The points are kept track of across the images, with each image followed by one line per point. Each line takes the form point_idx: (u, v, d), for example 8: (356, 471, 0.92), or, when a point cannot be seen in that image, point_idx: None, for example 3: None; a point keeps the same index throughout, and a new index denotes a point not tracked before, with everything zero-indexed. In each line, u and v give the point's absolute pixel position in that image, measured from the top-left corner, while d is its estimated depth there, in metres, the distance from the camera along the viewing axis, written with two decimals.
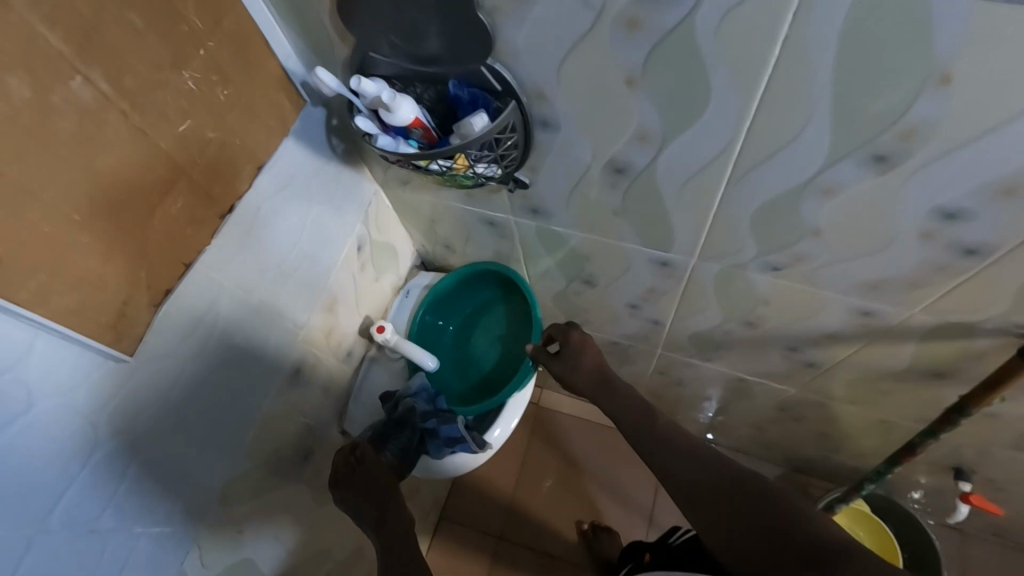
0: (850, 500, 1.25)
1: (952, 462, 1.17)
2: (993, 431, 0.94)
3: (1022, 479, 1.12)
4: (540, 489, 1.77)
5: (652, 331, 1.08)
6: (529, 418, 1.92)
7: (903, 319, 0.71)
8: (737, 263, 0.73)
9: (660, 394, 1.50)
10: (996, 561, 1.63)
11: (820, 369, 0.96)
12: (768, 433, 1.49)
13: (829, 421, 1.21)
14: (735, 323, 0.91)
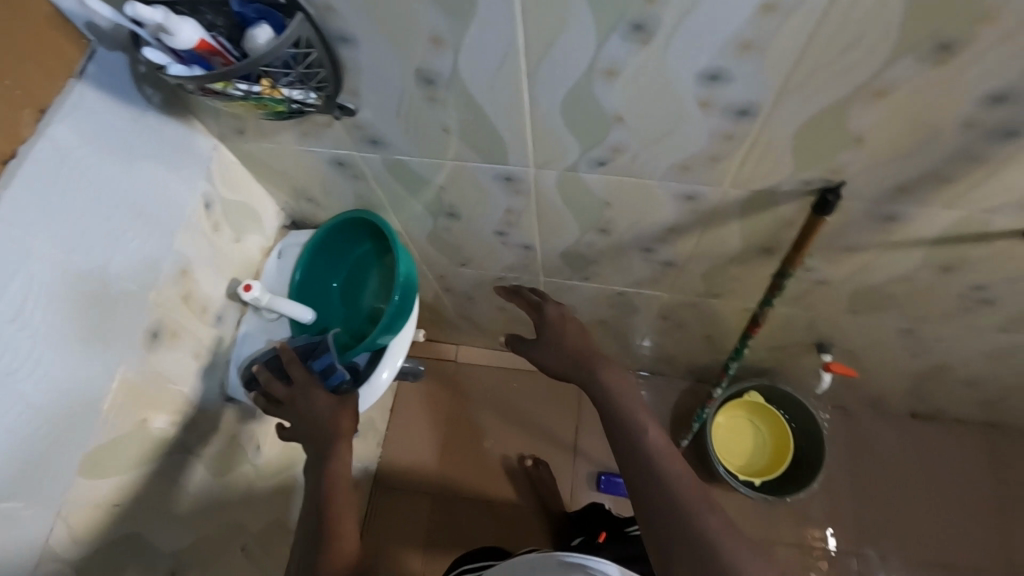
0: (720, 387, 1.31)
1: (814, 339, 1.30)
2: (829, 297, 1.06)
3: (869, 343, 1.27)
4: (465, 447, 1.86)
5: (527, 257, 1.12)
6: (449, 376, 1.95)
7: (720, 197, 0.78)
8: (569, 167, 0.78)
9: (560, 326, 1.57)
10: (876, 428, 1.84)
11: (677, 266, 1.04)
12: (664, 347, 1.59)
13: (706, 321, 1.31)
14: (592, 232, 0.97)
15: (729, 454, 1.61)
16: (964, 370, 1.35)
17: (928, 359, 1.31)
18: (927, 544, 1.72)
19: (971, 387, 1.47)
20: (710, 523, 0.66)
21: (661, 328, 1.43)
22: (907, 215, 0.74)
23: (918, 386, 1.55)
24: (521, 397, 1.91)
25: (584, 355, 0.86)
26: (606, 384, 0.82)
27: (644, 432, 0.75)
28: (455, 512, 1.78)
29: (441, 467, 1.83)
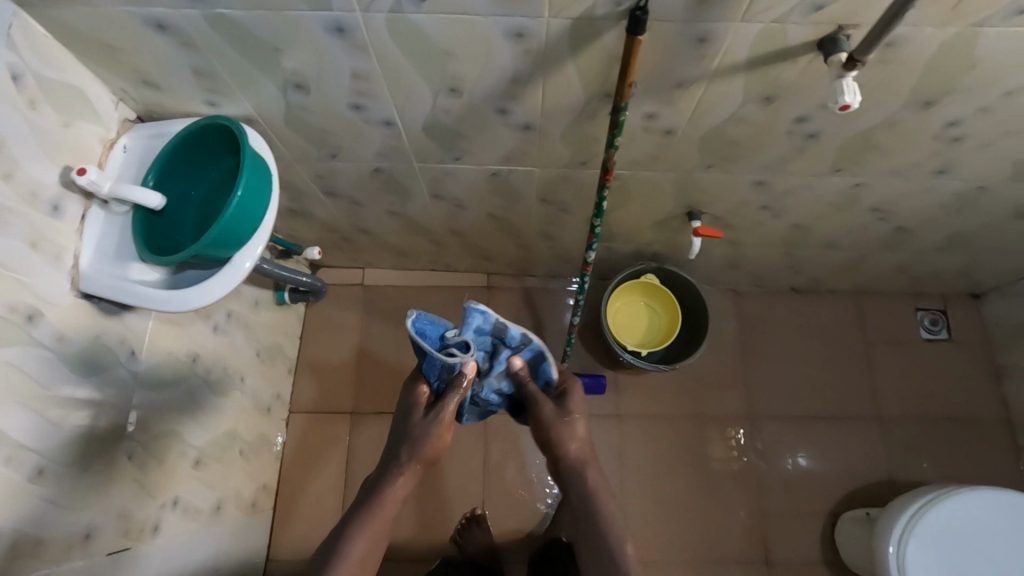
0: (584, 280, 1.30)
1: (685, 208, 1.38)
2: (681, 152, 1.11)
3: (733, 206, 1.35)
4: (383, 368, 1.88)
5: (393, 138, 1.11)
6: (358, 300, 1.94)
7: (546, 31, 0.81)
8: (392, 6, 0.78)
9: (455, 230, 1.59)
10: (763, 304, 1.98)
11: (536, 131, 1.06)
12: (557, 243, 1.64)
13: (585, 201, 1.36)
14: (444, 96, 0.97)
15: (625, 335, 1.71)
16: (820, 229, 1.47)
17: (788, 219, 1.41)
18: (811, 404, 1.89)
19: (833, 249, 1.61)
20: None
21: (549, 218, 1.47)
22: (717, 33, 0.79)
23: (789, 255, 1.67)
24: (431, 313, 1.93)
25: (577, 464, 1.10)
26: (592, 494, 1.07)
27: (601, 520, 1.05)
28: (374, 431, 1.81)
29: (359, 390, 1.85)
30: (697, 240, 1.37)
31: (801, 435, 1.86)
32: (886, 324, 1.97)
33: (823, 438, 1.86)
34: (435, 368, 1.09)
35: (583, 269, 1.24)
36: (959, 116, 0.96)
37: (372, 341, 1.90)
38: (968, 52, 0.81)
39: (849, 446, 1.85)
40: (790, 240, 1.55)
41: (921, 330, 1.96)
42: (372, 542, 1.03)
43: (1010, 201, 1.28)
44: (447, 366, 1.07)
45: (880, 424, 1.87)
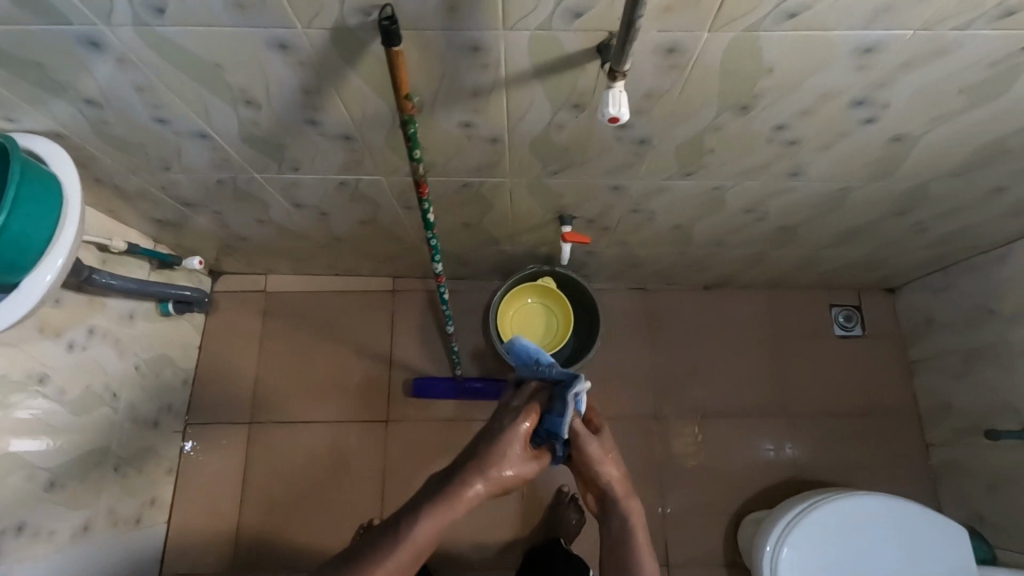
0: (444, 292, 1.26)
1: (555, 213, 1.34)
2: (518, 158, 1.07)
3: (601, 210, 1.31)
4: (283, 376, 1.85)
5: (216, 150, 1.07)
6: (259, 306, 1.90)
7: (308, 42, 0.76)
8: (133, 19, 0.73)
9: (336, 236, 1.54)
10: (673, 302, 1.95)
11: (358, 141, 1.02)
12: (444, 247, 1.60)
13: (449, 206, 1.31)
14: (244, 109, 0.92)
15: (518, 339, 1.66)
16: (701, 230, 1.43)
17: (664, 220, 1.37)
18: (720, 402, 1.87)
19: (726, 249, 1.57)
20: None
21: (423, 224, 1.43)
22: (487, 41, 0.75)
23: (685, 255, 1.64)
24: (335, 318, 1.90)
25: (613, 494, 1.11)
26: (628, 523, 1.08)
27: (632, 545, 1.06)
28: (274, 440, 1.78)
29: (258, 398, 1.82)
30: (566, 245, 1.33)
31: (708, 435, 1.84)
32: (799, 320, 1.94)
33: (730, 436, 1.84)
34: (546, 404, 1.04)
35: (436, 282, 1.21)
36: (782, 119, 0.92)
37: (273, 348, 1.87)
38: (757, 56, 0.77)
39: (756, 445, 1.83)
40: (677, 240, 1.51)
41: (834, 326, 1.93)
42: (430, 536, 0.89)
43: (878, 201, 1.24)
44: (550, 402, 1.04)
45: (788, 421, 1.85)
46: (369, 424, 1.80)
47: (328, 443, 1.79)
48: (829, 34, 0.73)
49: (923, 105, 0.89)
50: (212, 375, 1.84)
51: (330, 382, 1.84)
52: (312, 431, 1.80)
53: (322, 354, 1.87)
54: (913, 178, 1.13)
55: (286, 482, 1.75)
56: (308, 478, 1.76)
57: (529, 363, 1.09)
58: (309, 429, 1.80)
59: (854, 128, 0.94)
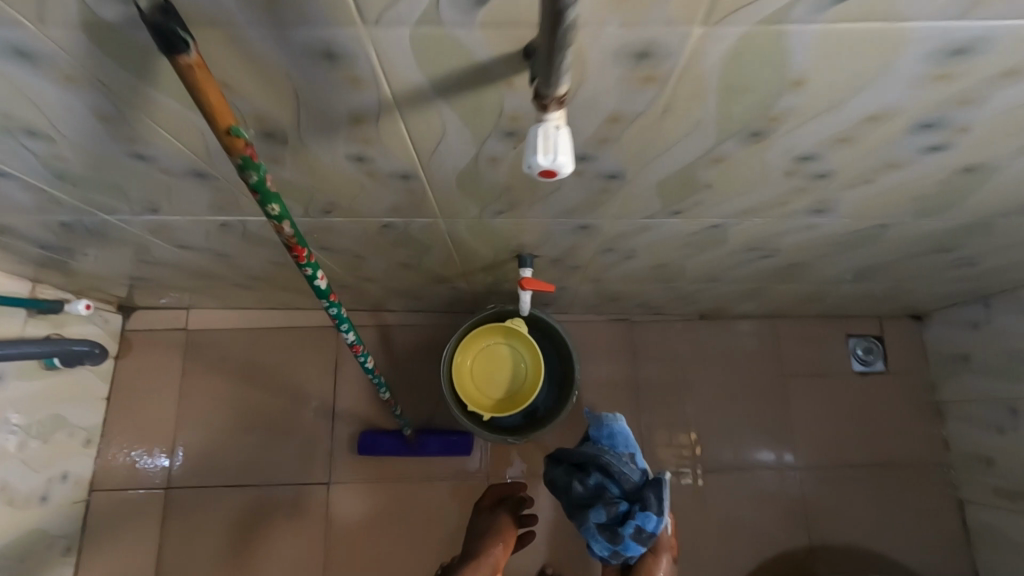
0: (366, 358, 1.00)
1: (511, 253, 1.05)
2: (442, 195, 0.78)
3: (568, 249, 1.02)
4: (207, 431, 1.57)
5: (32, 191, 0.78)
6: (179, 346, 1.62)
7: (64, 49, 0.48)
8: None
9: (250, 276, 1.26)
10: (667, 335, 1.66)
11: (218, 180, 0.74)
12: (381, 285, 1.31)
13: (372, 247, 1.02)
14: (33, 142, 0.64)
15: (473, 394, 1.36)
16: (695, 267, 1.14)
17: (650, 257, 1.08)
18: (719, 454, 1.59)
19: (727, 283, 1.29)
20: None
21: (347, 264, 1.14)
22: (342, 43, 0.47)
23: (676, 290, 1.35)
24: (268, 361, 1.62)
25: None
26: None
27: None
28: (196, 508, 1.51)
29: (177, 457, 1.54)
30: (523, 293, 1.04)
31: (709, 495, 1.56)
32: (812, 355, 1.66)
33: (733, 496, 1.56)
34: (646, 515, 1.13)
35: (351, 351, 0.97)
36: (806, 148, 0.64)
37: (197, 398, 1.59)
38: (778, 60, 0.49)
39: (761, 504, 1.56)
40: (667, 276, 1.22)
41: (853, 361, 1.66)
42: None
43: (924, 236, 0.95)
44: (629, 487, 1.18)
45: (798, 474, 1.58)
46: (306, 487, 1.54)
47: (259, 509, 1.52)
48: (894, 27, 0.45)
49: (1015, 126, 0.60)
50: (124, 432, 1.56)
51: (262, 437, 1.57)
52: (240, 495, 1.53)
53: (254, 404, 1.59)
54: (976, 213, 0.85)
55: (207, 559, 1.48)
56: (234, 552, 1.49)
57: (622, 449, 1.23)
58: (236, 494, 1.53)
59: (910, 158, 0.66)
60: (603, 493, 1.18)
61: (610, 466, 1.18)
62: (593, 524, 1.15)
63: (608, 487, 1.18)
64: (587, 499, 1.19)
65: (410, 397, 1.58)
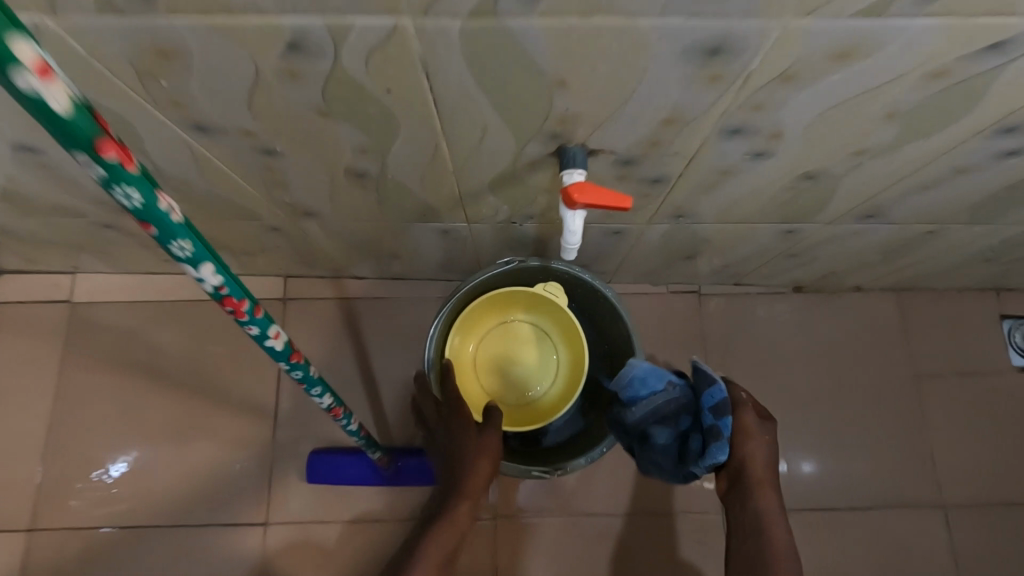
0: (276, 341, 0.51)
1: (544, 141, 0.57)
2: None
3: (653, 127, 0.54)
4: (99, 448, 1.11)
5: None
6: (61, 328, 1.15)
7: None
8: None
9: (119, 209, 0.79)
10: (748, 316, 1.17)
11: None
12: (331, 227, 0.83)
13: (287, 125, 0.55)
14: None
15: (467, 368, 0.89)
16: (866, 182, 0.66)
17: (801, 155, 0.59)
18: (826, 485, 1.11)
19: (887, 223, 0.79)
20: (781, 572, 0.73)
21: (263, 177, 0.66)
22: None
23: (792, 239, 0.87)
24: (188, 348, 1.15)
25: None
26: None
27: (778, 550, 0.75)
28: (77, 556, 1.06)
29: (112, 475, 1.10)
30: (573, 212, 0.55)
31: (816, 547, 1.07)
32: (959, 345, 1.16)
33: (851, 549, 1.07)
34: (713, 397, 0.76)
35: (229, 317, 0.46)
36: None
37: (84, 399, 1.13)
38: None
39: (896, 561, 1.06)
40: (800, 206, 0.74)
41: (1014, 353, 1.16)
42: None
43: None
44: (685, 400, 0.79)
45: (950, 518, 1.08)
46: (236, 527, 1.08)
47: (170, 558, 1.07)
48: None
49: None
50: None
51: (177, 455, 1.11)
52: (143, 539, 1.08)
53: (166, 408, 1.13)
54: None
55: None
56: None
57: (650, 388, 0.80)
58: (138, 536, 1.08)
59: None
60: (674, 441, 0.79)
61: (655, 414, 0.79)
62: (699, 458, 0.76)
63: (674, 432, 0.79)
64: (672, 466, 0.80)
65: (386, 399, 1.11)
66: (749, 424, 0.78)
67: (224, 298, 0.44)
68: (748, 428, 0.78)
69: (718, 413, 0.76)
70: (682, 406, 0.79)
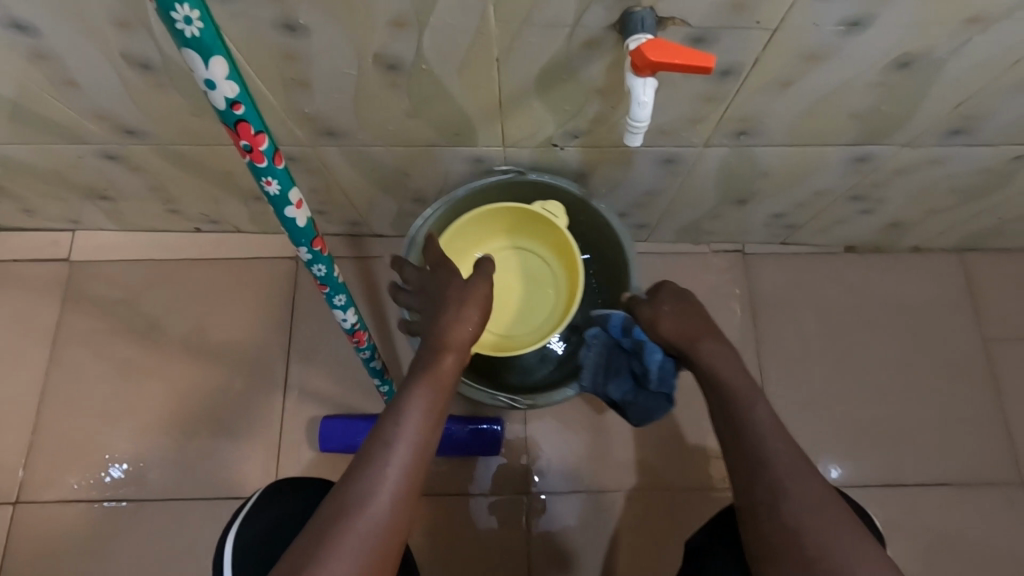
0: (297, 209, 0.47)
1: (612, 5, 0.49)
2: None
3: None
4: (96, 416, 1.03)
5: None
6: (58, 289, 1.08)
7: None
8: None
9: (121, 130, 0.72)
10: (798, 277, 1.08)
11: None
12: (352, 153, 0.75)
13: None
14: None
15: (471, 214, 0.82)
16: (970, 71, 0.57)
17: (907, 22, 0.51)
18: (890, 460, 1.01)
19: (977, 143, 0.71)
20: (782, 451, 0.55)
21: (281, 71, 0.59)
22: None
23: (861, 170, 0.78)
24: (194, 310, 1.08)
25: (800, 524, 0.52)
26: (840, 550, 0.50)
27: (772, 453, 0.55)
28: (73, 532, 0.99)
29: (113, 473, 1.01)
30: (643, 79, 0.48)
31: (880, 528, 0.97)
32: None
33: (920, 531, 0.97)
34: (620, 325, 0.72)
35: (243, 157, 0.41)
36: None
37: (82, 364, 1.06)
38: None
39: (971, 544, 0.96)
40: (884, 117, 0.65)
41: None
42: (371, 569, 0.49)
43: None
44: (611, 342, 0.74)
45: None
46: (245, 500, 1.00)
47: (172, 534, 0.99)
48: None
49: None
50: None
51: (180, 424, 1.04)
52: (144, 514, 1.00)
53: (170, 373, 1.06)
54: None
55: None
56: None
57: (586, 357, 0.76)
58: (138, 512, 1.00)
59: None
60: (634, 380, 0.74)
61: (605, 371, 0.75)
62: (648, 377, 0.71)
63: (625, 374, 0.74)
64: (651, 402, 0.74)
65: (406, 366, 1.03)
66: (667, 326, 0.65)
67: (239, 124, 0.39)
68: (661, 323, 0.65)
69: (626, 330, 0.72)
70: (613, 349, 0.74)
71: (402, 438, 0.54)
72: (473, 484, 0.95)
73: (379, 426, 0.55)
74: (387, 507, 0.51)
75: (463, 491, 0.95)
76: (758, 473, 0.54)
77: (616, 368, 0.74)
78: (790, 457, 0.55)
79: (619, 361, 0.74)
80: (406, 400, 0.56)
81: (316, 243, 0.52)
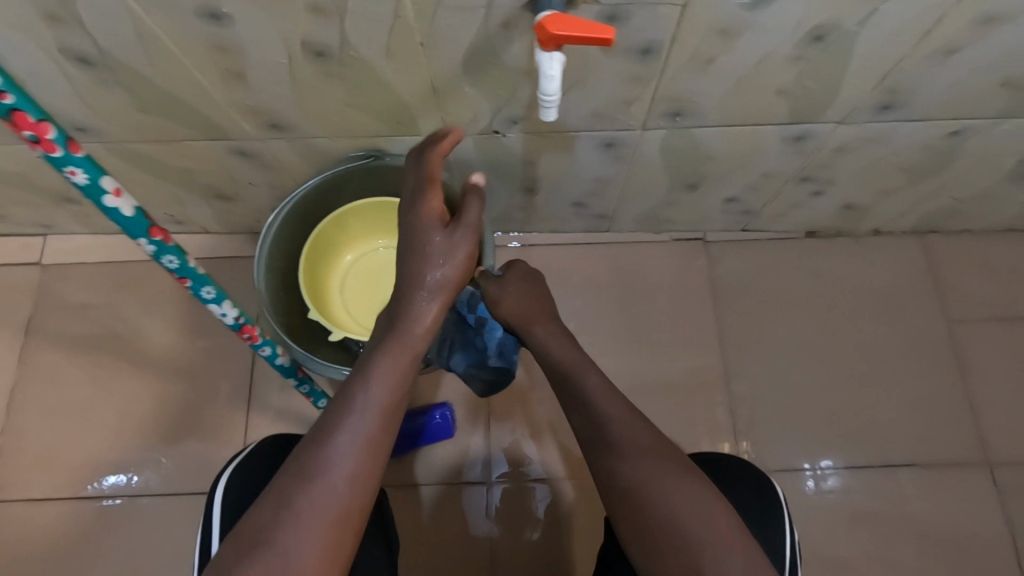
0: (111, 200, 0.46)
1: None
2: None
3: None
4: (67, 416, 1.05)
5: None
6: (30, 293, 1.10)
7: None
8: None
9: (73, 128, 0.74)
10: (760, 263, 1.09)
11: None
12: (300, 146, 0.77)
13: None
14: None
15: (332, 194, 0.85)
16: (885, 41, 0.59)
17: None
18: (855, 443, 1.01)
19: (910, 118, 0.72)
20: (617, 411, 0.62)
21: (217, 62, 0.61)
22: None
23: (803, 150, 0.80)
24: (163, 312, 1.10)
25: (638, 484, 0.58)
26: (670, 500, 0.56)
27: (610, 427, 0.62)
28: (42, 532, 1.00)
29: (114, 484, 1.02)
30: (549, 54, 0.49)
31: (845, 511, 0.97)
32: (994, 289, 1.07)
33: (886, 512, 0.97)
34: (469, 304, 0.85)
35: (34, 150, 0.41)
36: None
37: (53, 366, 1.07)
38: None
39: (937, 524, 0.96)
40: (812, 93, 0.67)
41: None
42: (332, 535, 0.49)
43: None
44: (461, 321, 0.86)
45: (997, 475, 0.98)
46: None
47: (139, 531, 1.00)
48: None
49: None
50: None
51: (149, 423, 1.05)
52: (112, 512, 1.00)
53: (139, 373, 1.07)
54: None
55: None
56: None
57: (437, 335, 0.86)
58: (106, 510, 1.01)
59: None
60: (479, 353, 0.87)
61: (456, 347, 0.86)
62: (490, 352, 0.88)
63: (473, 348, 0.87)
64: (492, 368, 0.90)
65: None
66: (518, 312, 0.73)
67: (13, 113, 0.39)
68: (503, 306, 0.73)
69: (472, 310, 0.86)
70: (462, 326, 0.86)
71: (366, 405, 0.53)
72: (467, 472, 0.96)
73: (344, 394, 0.54)
74: (352, 467, 0.51)
75: (458, 480, 0.96)
76: (601, 446, 0.61)
77: (464, 343, 0.87)
78: (627, 429, 0.61)
79: (467, 337, 0.86)
80: (375, 361, 0.56)
81: (156, 233, 0.51)
